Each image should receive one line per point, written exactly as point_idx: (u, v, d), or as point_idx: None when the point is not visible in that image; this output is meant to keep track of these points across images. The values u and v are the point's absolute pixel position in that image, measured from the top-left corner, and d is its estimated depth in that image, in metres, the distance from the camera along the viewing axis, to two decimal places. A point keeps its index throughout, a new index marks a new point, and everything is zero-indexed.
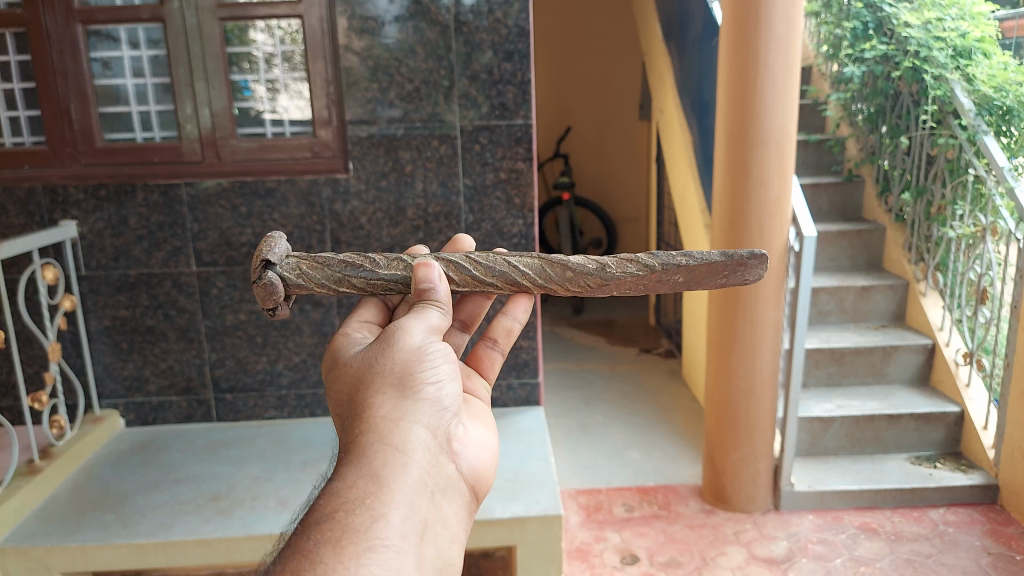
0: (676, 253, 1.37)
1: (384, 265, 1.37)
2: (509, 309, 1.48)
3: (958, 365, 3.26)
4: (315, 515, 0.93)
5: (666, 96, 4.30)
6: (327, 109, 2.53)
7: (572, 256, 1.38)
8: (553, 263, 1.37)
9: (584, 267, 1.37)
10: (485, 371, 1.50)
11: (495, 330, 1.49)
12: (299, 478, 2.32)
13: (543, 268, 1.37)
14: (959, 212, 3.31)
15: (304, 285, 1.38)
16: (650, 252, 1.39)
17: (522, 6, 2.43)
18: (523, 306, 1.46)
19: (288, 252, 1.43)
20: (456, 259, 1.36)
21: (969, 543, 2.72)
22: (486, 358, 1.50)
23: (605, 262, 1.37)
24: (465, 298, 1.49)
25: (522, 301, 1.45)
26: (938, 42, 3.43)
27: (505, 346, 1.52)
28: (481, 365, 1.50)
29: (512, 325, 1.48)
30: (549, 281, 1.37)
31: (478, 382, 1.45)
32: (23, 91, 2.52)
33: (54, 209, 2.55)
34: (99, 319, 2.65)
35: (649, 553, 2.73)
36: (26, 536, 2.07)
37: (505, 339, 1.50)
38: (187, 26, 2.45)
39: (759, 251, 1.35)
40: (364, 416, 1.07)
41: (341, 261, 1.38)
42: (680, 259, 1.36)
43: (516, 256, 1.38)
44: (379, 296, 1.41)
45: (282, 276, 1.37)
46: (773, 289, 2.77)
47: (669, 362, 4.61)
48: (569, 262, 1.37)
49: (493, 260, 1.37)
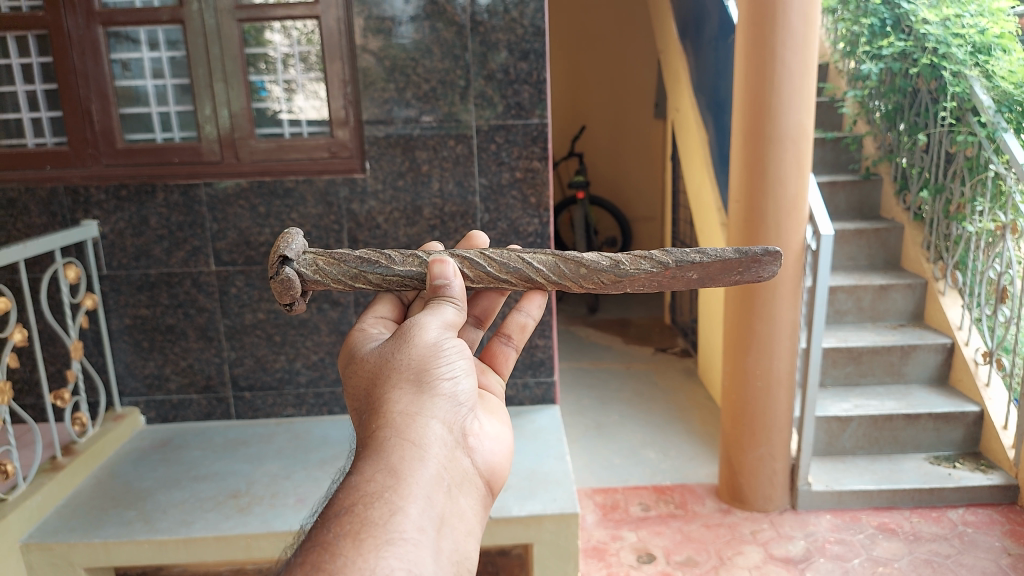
0: (691, 250, 1.37)
1: (400, 262, 1.38)
2: (523, 305, 1.48)
3: (978, 365, 3.23)
4: (335, 508, 0.94)
5: (681, 94, 4.29)
6: (345, 109, 2.54)
7: (586, 253, 1.38)
8: (568, 260, 1.38)
9: (598, 264, 1.37)
10: (499, 368, 1.49)
11: (509, 326, 1.49)
12: (318, 476, 2.34)
13: (557, 265, 1.37)
14: (978, 209, 3.25)
15: (321, 280, 1.39)
16: (664, 249, 1.39)
17: (538, 6, 2.43)
18: (537, 304, 1.47)
19: (306, 249, 1.44)
20: (470, 255, 1.37)
21: (988, 543, 2.69)
22: (500, 354, 1.50)
23: (619, 259, 1.37)
24: (479, 294, 1.50)
25: (537, 297, 1.46)
26: (957, 38, 3.40)
27: (519, 342, 1.51)
28: (495, 361, 1.50)
29: (527, 321, 1.48)
30: (563, 277, 1.37)
31: (492, 378, 1.45)
32: (45, 92, 2.55)
33: (76, 209, 2.58)
34: (120, 318, 2.68)
35: (665, 551, 2.72)
36: (49, 532, 2.09)
37: (519, 334, 1.50)
38: (207, 27, 2.47)
39: (773, 248, 1.35)
40: (381, 410, 1.08)
41: (358, 257, 1.39)
42: (694, 256, 1.36)
43: (530, 253, 1.38)
44: (394, 292, 1.41)
45: (299, 272, 1.38)
46: (789, 287, 2.75)
47: (685, 362, 4.60)
48: (584, 259, 1.38)
49: (508, 257, 1.37)
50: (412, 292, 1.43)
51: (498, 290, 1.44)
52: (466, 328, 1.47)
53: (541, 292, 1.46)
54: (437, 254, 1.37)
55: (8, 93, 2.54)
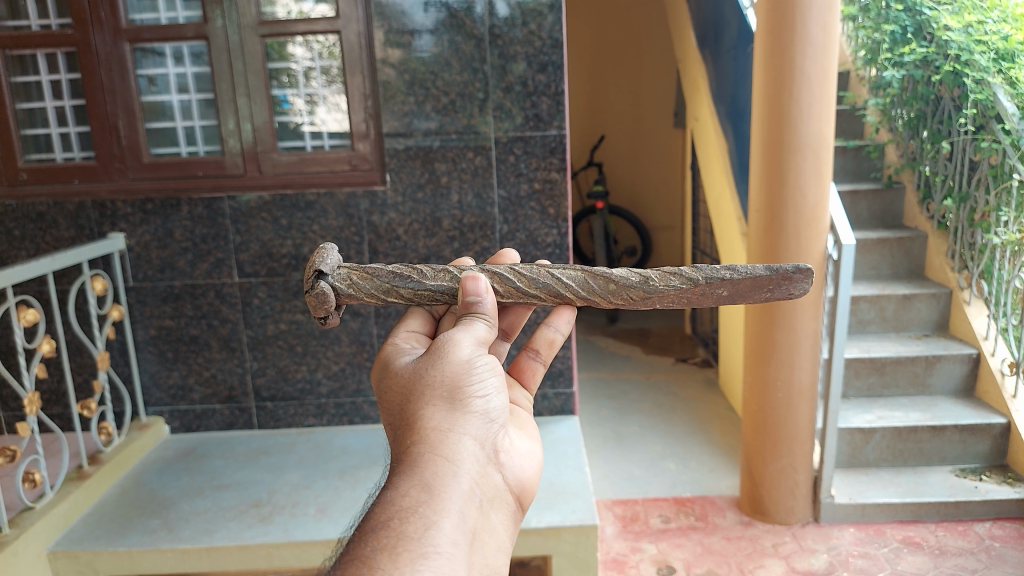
0: (720, 267, 1.37)
1: (431, 276, 1.39)
2: (552, 320, 1.46)
3: (1004, 375, 3.19)
4: (371, 522, 0.94)
5: (701, 104, 4.29)
6: (365, 122, 2.57)
7: (615, 268, 1.39)
8: (597, 276, 1.38)
9: (626, 280, 1.37)
10: (527, 383, 1.49)
11: (536, 341, 1.47)
12: (338, 486, 2.35)
13: (586, 280, 1.38)
14: (1004, 218, 3.21)
15: (355, 294, 1.40)
16: (694, 265, 1.39)
17: (557, 18, 2.44)
18: (566, 318, 1.45)
19: (340, 263, 1.46)
20: (500, 271, 1.38)
21: (1016, 558, 2.65)
22: (527, 369, 1.48)
23: (648, 275, 1.38)
24: (507, 309, 1.51)
25: (567, 312, 1.44)
26: (980, 45, 3.31)
27: (547, 357, 1.49)
28: (523, 376, 1.49)
29: (555, 336, 1.46)
30: (592, 293, 1.38)
31: (520, 393, 1.46)
32: (73, 108, 2.60)
33: (103, 222, 2.62)
34: (145, 329, 2.72)
35: (686, 564, 2.71)
36: (75, 540, 2.12)
37: (547, 350, 1.48)
38: (230, 43, 2.52)
39: (805, 265, 1.35)
40: (415, 426, 1.09)
41: (389, 271, 1.40)
42: (725, 272, 1.36)
43: (559, 269, 1.39)
44: (425, 308, 1.42)
45: (333, 286, 1.40)
46: (812, 298, 2.73)
47: (705, 373, 4.58)
48: (612, 275, 1.38)
49: (537, 273, 1.38)
50: (442, 307, 1.45)
51: (525, 305, 1.44)
52: (495, 341, 1.47)
53: (570, 307, 1.43)
54: (467, 270, 1.38)
55: (38, 108, 2.60)
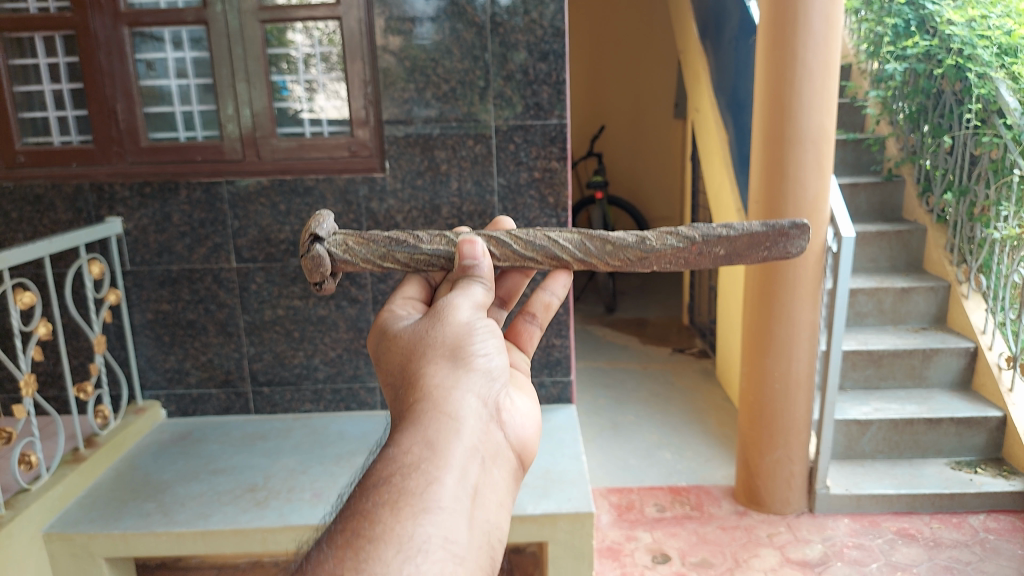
0: (716, 226, 1.37)
1: (427, 241, 1.39)
2: (548, 284, 1.45)
3: (1001, 369, 3.20)
4: (372, 478, 0.95)
5: (700, 94, 4.28)
6: (365, 109, 2.57)
7: (612, 231, 1.39)
8: (593, 238, 1.38)
9: (623, 240, 1.38)
10: (523, 346, 1.47)
11: (533, 305, 1.45)
12: (334, 471, 2.36)
13: (583, 242, 1.38)
14: (1004, 212, 3.22)
15: (350, 260, 1.41)
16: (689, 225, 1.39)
17: (558, 7, 2.43)
18: (563, 281, 1.44)
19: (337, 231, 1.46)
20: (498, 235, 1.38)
21: (1010, 550, 2.66)
22: (524, 332, 1.47)
23: (644, 236, 1.38)
24: (504, 274, 1.49)
25: (563, 275, 1.43)
26: (983, 40, 3.30)
27: (543, 321, 1.47)
28: (519, 339, 1.47)
29: (551, 299, 1.45)
30: (589, 255, 1.38)
31: (517, 356, 1.44)
32: (72, 92, 2.59)
33: (101, 205, 2.62)
34: (142, 313, 2.72)
35: (681, 552, 2.72)
36: (70, 522, 2.13)
37: (544, 313, 1.46)
38: (230, 28, 2.51)
39: (800, 222, 1.35)
40: (417, 386, 1.09)
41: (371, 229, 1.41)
42: (720, 231, 1.37)
43: (556, 232, 1.39)
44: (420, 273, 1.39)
45: (329, 251, 1.40)
46: (810, 288, 2.74)
47: (701, 362, 4.59)
48: (609, 236, 1.38)
49: (533, 235, 1.38)
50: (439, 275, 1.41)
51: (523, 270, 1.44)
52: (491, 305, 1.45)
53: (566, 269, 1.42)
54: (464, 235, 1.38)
55: (36, 92, 2.59)
